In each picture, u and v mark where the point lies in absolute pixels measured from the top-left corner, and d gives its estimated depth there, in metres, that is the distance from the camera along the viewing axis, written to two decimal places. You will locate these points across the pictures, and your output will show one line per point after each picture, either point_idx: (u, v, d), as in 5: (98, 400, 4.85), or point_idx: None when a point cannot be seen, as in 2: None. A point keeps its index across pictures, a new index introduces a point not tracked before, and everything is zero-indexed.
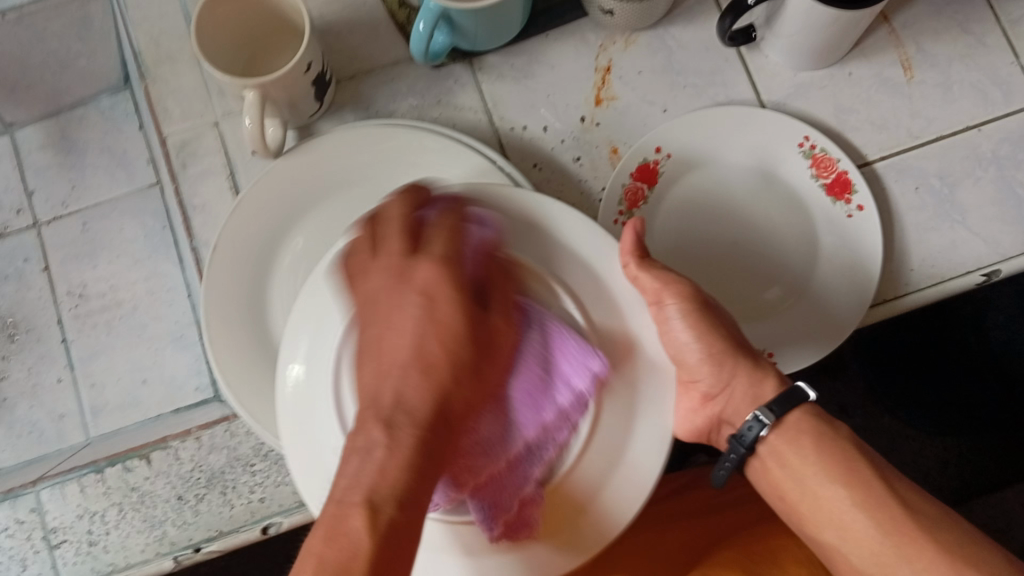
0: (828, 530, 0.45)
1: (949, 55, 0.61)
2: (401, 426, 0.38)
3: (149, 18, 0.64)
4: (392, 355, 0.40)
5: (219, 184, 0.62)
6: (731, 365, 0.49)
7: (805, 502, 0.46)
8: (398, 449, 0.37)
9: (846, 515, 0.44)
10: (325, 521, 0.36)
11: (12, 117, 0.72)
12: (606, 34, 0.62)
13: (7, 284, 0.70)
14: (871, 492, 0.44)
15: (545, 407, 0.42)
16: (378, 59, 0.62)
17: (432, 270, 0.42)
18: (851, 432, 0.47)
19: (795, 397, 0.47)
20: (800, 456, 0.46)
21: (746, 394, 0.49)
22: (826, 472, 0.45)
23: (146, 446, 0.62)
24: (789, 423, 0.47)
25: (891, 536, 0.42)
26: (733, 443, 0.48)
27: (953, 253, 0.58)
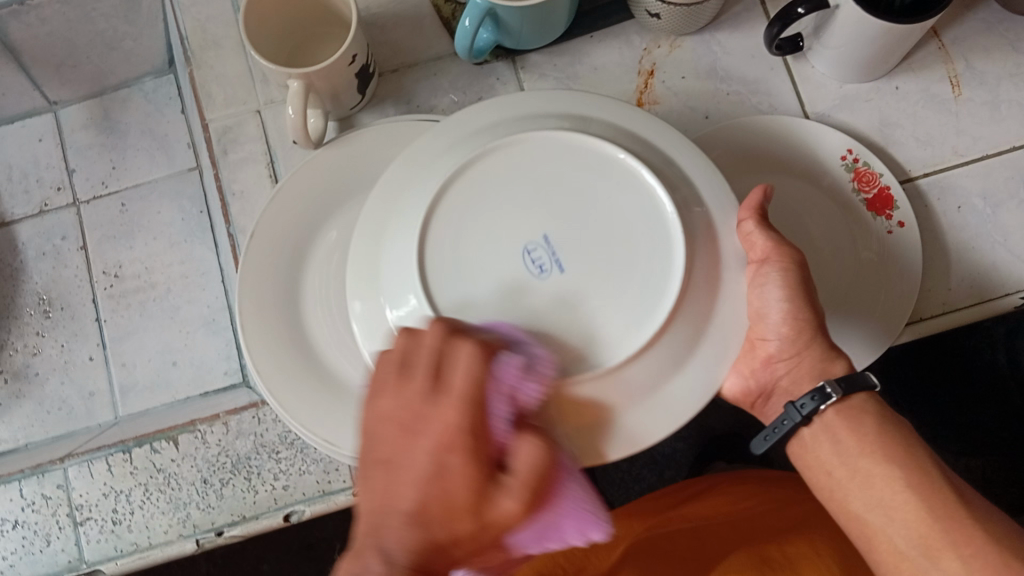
0: (874, 511, 0.42)
1: (998, 73, 0.60)
2: (387, 553, 0.36)
3: (197, 3, 0.64)
4: (410, 489, 0.37)
5: (258, 172, 0.62)
6: (808, 338, 0.46)
7: (855, 478, 0.43)
8: (398, 567, 0.35)
9: (899, 496, 0.42)
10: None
11: (56, 96, 0.74)
12: (651, 37, 0.61)
13: (45, 260, 0.71)
14: (927, 476, 0.42)
15: (568, 530, 0.37)
16: (421, 53, 0.63)
17: (456, 409, 0.36)
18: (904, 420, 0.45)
19: (859, 381, 0.45)
20: (854, 433, 0.44)
21: (812, 368, 0.46)
22: (882, 452, 0.43)
23: (174, 429, 0.62)
24: (853, 403, 0.45)
25: (942, 523, 0.40)
26: (789, 410, 0.45)
27: (993, 274, 0.57)
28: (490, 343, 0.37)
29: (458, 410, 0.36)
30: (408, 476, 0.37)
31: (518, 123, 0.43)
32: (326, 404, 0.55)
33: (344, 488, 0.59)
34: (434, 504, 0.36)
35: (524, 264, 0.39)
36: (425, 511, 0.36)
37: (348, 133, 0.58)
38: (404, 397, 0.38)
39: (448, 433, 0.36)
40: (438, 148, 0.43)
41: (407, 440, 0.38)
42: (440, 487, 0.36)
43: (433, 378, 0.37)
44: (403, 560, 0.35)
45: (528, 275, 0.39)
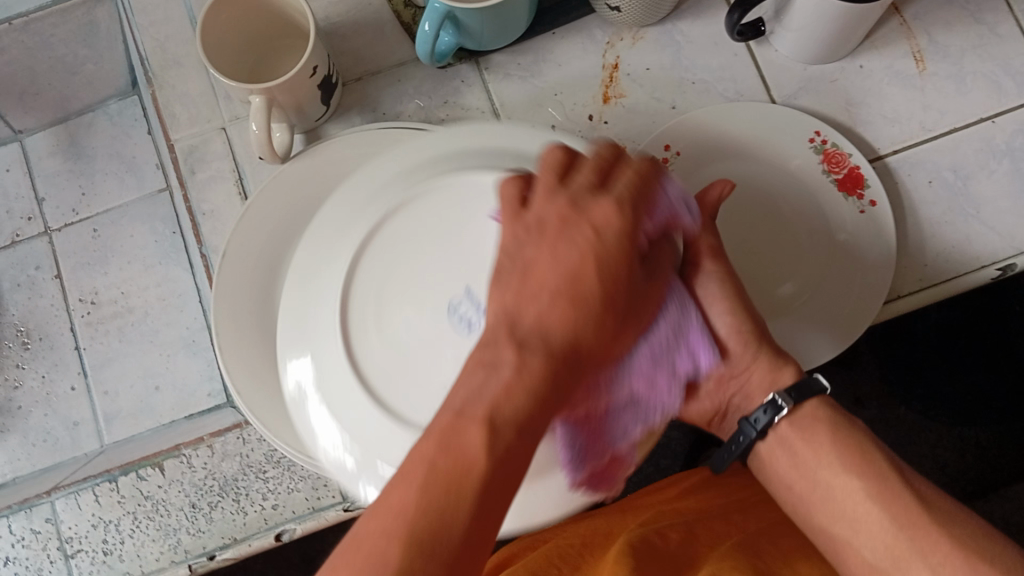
0: (838, 523, 0.44)
1: (960, 46, 0.60)
2: (531, 349, 0.34)
3: (154, 23, 0.64)
4: (547, 289, 0.36)
5: (227, 190, 0.61)
6: (755, 348, 0.49)
7: (817, 491, 0.45)
8: (529, 372, 0.33)
9: (859, 505, 0.43)
10: (436, 434, 0.32)
11: (20, 125, 0.73)
12: (614, 30, 0.61)
13: (19, 292, 0.70)
14: (885, 483, 0.43)
15: (696, 347, 0.40)
16: (383, 60, 0.62)
17: (609, 206, 0.37)
18: (863, 427, 0.46)
19: (809, 387, 0.47)
20: (814, 445, 0.45)
21: (763, 380, 0.49)
22: (839, 461, 0.44)
23: (159, 454, 0.62)
24: (805, 411, 0.47)
25: (905, 528, 0.41)
26: (744, 426, 0.48)
27: (967, 247, 0.58)
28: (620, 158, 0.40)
29: (611, 210, 0.37)
30: (541, 280, 0.36)
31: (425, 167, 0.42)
32: None
33: (333, 504, 0.60)
34: (583, 291, 0.36)
35: (450, 319, 0.39)
36: (578, 300, 0.35)
37: (314, 147, 0.58)
38: (536, 212, 0.38)
39: (603, 225, 0.37)
40: (355, 203, 0.42)
41: (537, 247, 0.37)
42: (586, 287, 0.36)
43: (592, 187, 0.37)
44: (540, 355, 0.34)
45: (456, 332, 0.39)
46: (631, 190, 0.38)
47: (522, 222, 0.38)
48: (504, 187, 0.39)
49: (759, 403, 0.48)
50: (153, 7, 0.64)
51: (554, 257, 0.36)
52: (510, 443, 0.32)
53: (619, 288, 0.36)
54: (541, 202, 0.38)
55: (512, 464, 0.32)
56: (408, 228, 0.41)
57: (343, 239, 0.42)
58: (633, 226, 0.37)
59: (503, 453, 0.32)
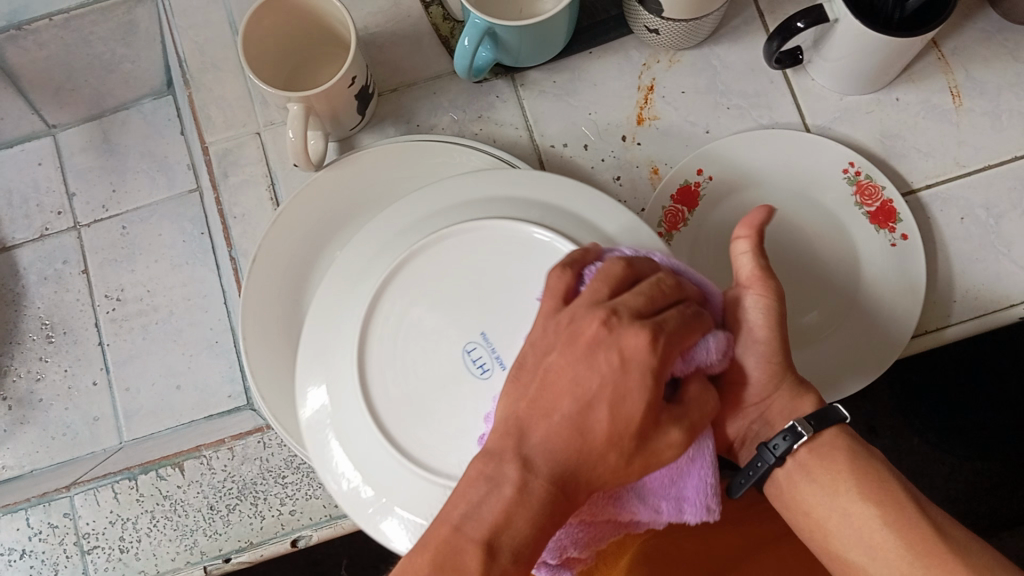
0: (855, 550, 0.44)
1: (998, 82, 0.60)
2: (536, 475, 0.36)
3: (194, 26, 0.64)
4: (559, 414, 0.38)
5: (259, 194, 0.62)
6: (777, 380, 0.48)
7: (833, 518, 0.45)
8: (529, 500, 0.36)
9: (877, 533, 0.43)
10: (434, 551, 0.35)
11: (55, 119, 0.73)
12: (650, 52, 0.61)
13: (46, 285, 0.71)
14: (903, 513, 0.43)
15: (686, 498, 0.40)
16: (419, 72, 0.62)
17: (643, 338, 0.37)
18: (882, 455, 0.46)
19: (831, 416, 0.46)
20: (832, 472, 0.45)
21: (785, 406, 0.48)
22: (857, 489, 0.44)
23: (180, 454, 0.62)
24: (825, 439, 0.46)
25: (922, 560, 0.42)
26: (762, 451, 0.47)
27: (997, 284, 0.57)
28: (678, 285, 0.39)
29: (643, 341, 0.37)
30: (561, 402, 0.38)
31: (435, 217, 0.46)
32: None
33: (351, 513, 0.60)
34: (596, 428, 0.37)
35: (465, 365, 0.43)
36: (586, 432, 0.37)
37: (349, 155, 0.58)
38: (570, 315, 0.39)
39: (630, 358, 0.37)
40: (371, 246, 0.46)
41: (563, 362, 0.38)
42: (599, 419, 0.37)
43: (632, 316, 0.38)
44: (540, 480, 0.36)
45: (468, 375, 0.43)
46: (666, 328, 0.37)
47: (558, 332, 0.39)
48: (550, 280, 0.40)
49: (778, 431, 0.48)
50: (194, 9, 0.64)
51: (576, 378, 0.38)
52: (501, 565, 0.35)
53: (631, 436, 0.37)
54: (580, 317, 0.39)
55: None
56: (420, 276, 0.44)
57: (360, 287, 0.46)
58: (660, 367, 0.37)
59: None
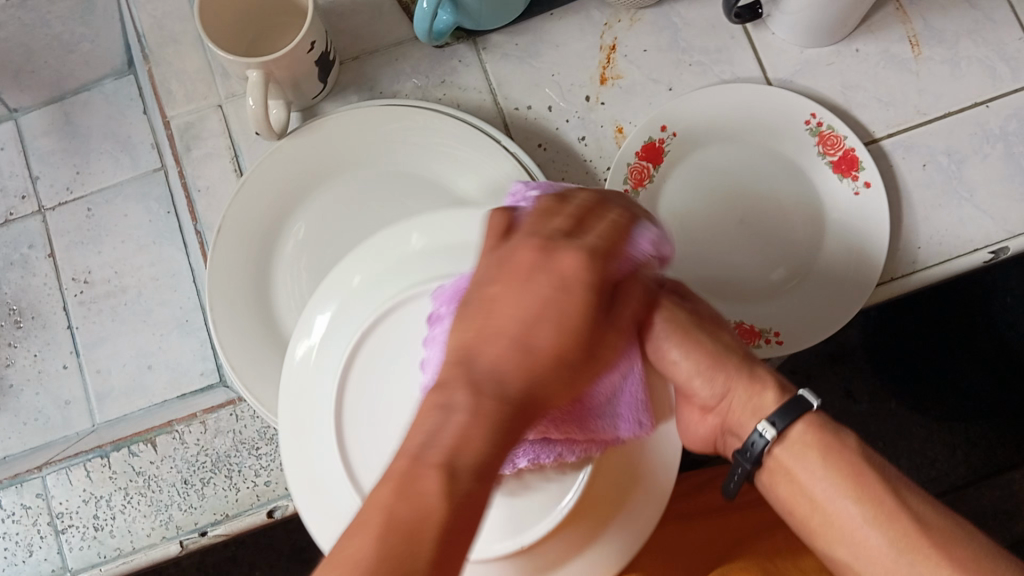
0: (838, 548, 0.43)
1: (956, 30, 0.60)
2: (488, 395, 0.34)
3: (152, 0, 0.63)
4: (509, 335, 0.36)
5: (223, 166, 0.61)
6: (725, 373, 0.48)
7: (815, 519, 0.44)
8: (481, 418, 0.34)
9: (858, 530, 0.42)
10: (391, 476, 0.32)
11: (15, 103, 0.72)
12: (612, 12, 0.61)
13: (12, 271, 0.70)
14: (882, 506, 0.42)
15: (622, 416, 0.41)
16: (380, 40, 0.62)
17: (576, 257, 0.39)
18: (856, 442, 0.45)
19: (796, 407, 0.46)
20: (810, 470, 0.44)
21: (746, 406, 0.48)
22: (835, 484, 0.43)
23: (152, 430, 0.62)
24: (795, 437, 0.45)
25: (905, 555, 0.40)
26: (739, 457, 0.47)
27: (960, 230, 0.58)
28: (603, 204, 0.43)
29: (580, 259, 0.39)
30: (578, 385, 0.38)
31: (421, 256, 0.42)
32: None
33: None
34: (543, 349, 0.36)
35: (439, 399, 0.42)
36: (530, 357, 0.36)
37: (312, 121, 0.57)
38: (512, 246, 0.40)
39: (569, 275, 0.38)
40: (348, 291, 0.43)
41: (506, 288, 0.38)
42: (544, 335, 0.37)
43: (544, 238, 0.40)
44: (493, 397, 0.34)
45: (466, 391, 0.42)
46: (605, 244, 0.40)
47: (505, 268, 0.39)
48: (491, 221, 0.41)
49: (750, 432, 0.47)
50: None
51: (525, 298, 0.38)
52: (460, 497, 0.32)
53: (585, 342, 0.38)
54: (521, 248, 0.39)
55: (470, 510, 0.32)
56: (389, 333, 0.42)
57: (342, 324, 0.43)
58: (603, 277, 0.39)
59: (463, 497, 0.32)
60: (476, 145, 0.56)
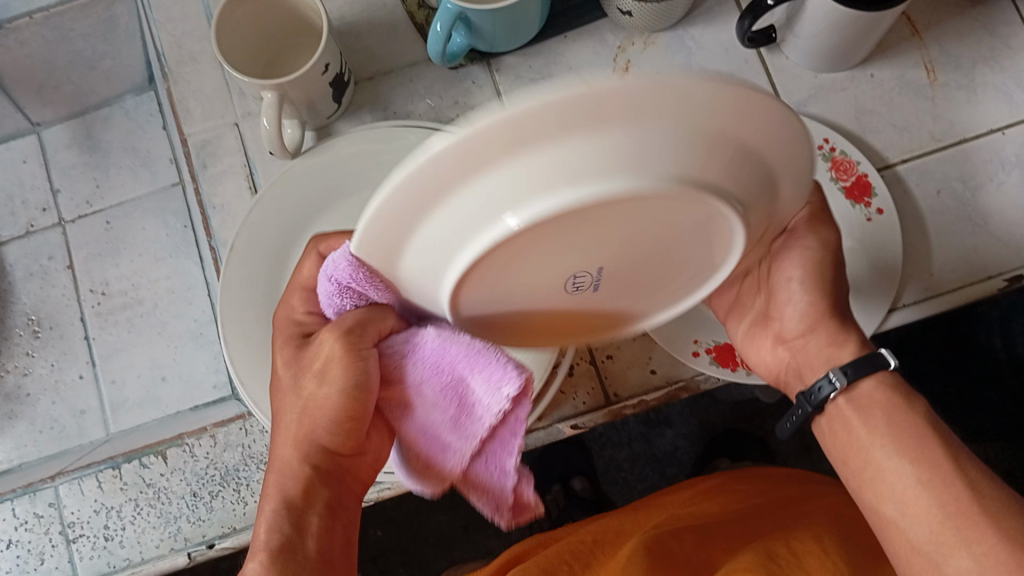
0: (886, 504, 0.41)
1: (972, 57, 0.60)
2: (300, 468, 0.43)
3: (173, 20, 0.64)
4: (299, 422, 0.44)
5: (238, 184, 0.62)
6: (818, 318, 0.45)
7: (864, 475, 0.42)
8: (298, 488, 0.43)
9: (907, 488, 0.40)
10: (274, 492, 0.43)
11: (38, 118, 0.73)
12: (625, 35, 0.62)
13: (32, 281, 0.71)
14: (938, 470, 0.39)
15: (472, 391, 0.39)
16: (395, 60, 0.63)
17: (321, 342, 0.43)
18: (922, 406, 0.42)
19: (871, 362, 0.43)
20: (869, 425, 0.42)
21: (821, 352, 0.45)
22: (894, 444, 0.41)
23: (163, 443, 0.63)
24: (863, 391, 0.43)
25: (952, 517, 0.38)
26: (801, 400, 0.45)
27: (973, 258, 0.57)
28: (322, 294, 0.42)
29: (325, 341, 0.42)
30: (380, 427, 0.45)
31: (640, 144, 0.31)
32: None
33: None
34: (320, 417, 0.43)
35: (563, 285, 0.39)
36: (315, 423, 0.43)
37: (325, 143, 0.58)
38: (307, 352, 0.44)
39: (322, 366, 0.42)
40: (528, 153, 0.30)
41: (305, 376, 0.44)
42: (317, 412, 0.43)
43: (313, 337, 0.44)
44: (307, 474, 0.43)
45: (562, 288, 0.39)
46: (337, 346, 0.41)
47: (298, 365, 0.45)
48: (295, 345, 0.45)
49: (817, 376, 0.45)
50: (171, 4, 0.65)
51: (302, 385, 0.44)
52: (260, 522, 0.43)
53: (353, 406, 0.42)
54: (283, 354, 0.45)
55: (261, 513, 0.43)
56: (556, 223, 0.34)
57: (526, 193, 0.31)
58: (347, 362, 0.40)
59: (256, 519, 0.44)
60: None
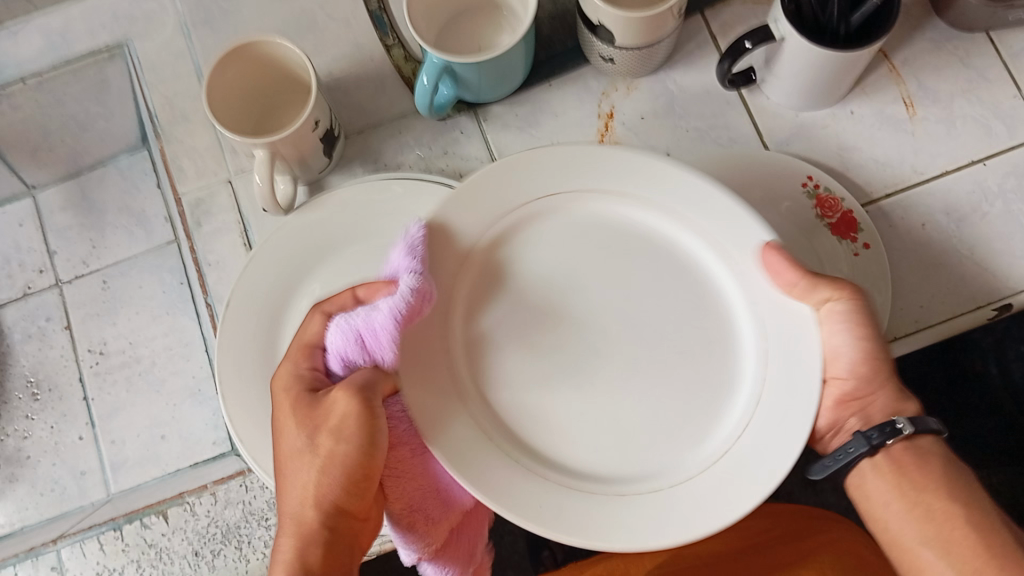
0: (927, 546, 0.45)
1: (949, 90, 0.61)
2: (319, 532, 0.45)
3: (165, 81, 0.66)
4: (312, 478, 0.45)
5: (232, 241, 0.62)
6: (881, 379, 0.48)
7: (909, 515, 0.46)
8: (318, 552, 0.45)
9: (954, 530, 0.44)
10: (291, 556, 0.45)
11: (34, 179, 0.74)
12: (609, 81, 0.63)
13: (30, 343, 0.71)
14: (987, 520, 0.44)
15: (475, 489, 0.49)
16: (384, 113, 0.64)
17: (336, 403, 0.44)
18: (953, 455, 0.47)
19: (928, 425, 0.46)
20: (923, 473, 0.46)
21: (886, 411, 0.48)
22: (947, 493, 0.46)
23: (163, 502, 0.64)
24: (920, 443, 0.47)
25: (998, 559, 0.43)
26: (858, 439, 0.47)
27: (961, 288, 0.58)
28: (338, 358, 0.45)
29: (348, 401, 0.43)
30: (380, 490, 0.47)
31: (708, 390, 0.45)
32: None
33: None
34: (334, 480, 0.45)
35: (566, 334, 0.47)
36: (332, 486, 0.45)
37: (320, 197, 0.58)
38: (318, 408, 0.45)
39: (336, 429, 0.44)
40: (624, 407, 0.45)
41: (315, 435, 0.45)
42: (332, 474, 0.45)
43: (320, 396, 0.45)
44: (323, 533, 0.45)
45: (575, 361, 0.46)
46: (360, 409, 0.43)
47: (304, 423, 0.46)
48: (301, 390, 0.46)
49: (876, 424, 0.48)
50: (163, 65, 0.66)
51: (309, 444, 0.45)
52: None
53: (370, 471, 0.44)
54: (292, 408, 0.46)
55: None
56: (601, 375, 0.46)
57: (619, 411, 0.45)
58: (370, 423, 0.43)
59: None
60: None
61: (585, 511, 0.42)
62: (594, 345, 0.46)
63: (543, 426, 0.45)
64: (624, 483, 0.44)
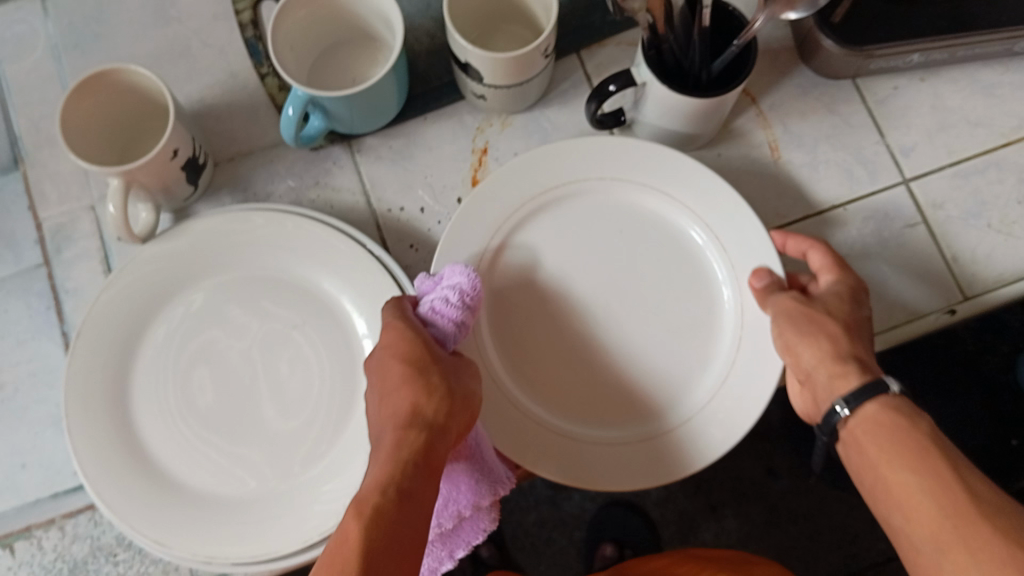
0: (895, 514, 0.42)
1: (814, 135, 0.62)
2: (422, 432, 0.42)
3: (31, 103, 0.64)
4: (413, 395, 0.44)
5: (93, 268, 0.63)
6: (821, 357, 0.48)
7: (878, 489, 0.44)
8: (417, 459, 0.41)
9: (913, 499, 0.42)
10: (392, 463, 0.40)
11: None
12: (483, 116, 0.63)
13: None
14: (941, 479, 0.41)
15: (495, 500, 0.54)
16: (256, 142, 0.63)
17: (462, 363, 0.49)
18: (933, 429, 0.44)
19: (868, 390, 0.45)
20: (874, 442, 0.44)
21: (827, 385, 0.48)
22: (897, 458, 0.43)
23: (9, 535, 0.62)
24: (866, 412, 0.45)
25: (955, 521, 0.40)
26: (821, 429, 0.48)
27: None
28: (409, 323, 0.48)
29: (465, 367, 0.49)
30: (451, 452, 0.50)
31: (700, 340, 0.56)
32: (161, 498, 0.54)
33: None
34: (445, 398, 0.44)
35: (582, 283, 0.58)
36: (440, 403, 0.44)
37: (178, 226, 0.57)
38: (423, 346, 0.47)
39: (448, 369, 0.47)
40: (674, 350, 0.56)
41: (423, 362, 0.46)
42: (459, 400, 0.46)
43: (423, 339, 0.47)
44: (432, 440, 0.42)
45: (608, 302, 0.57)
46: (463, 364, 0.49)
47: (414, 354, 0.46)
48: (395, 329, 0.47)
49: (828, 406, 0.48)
50: (31, 87, 0.64)
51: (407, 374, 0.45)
52: (387, 530, 0.37)
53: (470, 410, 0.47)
54: (389, 343, 0.47)
55: (394, 517, 0.38)
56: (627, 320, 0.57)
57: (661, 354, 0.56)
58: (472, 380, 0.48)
59: (375, 519, 0.37)
60: (344, 254, 0.57)
61: (628, 451, 0.54)
62: (625, 296, 0.57)
63: (578, 390, 0.56)
64: (660, 413, 0.55)
